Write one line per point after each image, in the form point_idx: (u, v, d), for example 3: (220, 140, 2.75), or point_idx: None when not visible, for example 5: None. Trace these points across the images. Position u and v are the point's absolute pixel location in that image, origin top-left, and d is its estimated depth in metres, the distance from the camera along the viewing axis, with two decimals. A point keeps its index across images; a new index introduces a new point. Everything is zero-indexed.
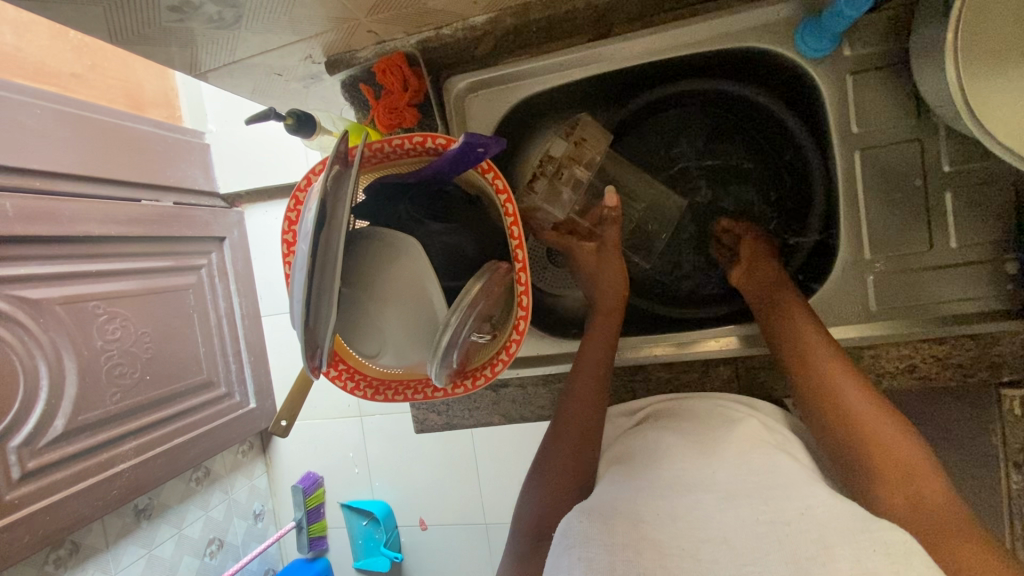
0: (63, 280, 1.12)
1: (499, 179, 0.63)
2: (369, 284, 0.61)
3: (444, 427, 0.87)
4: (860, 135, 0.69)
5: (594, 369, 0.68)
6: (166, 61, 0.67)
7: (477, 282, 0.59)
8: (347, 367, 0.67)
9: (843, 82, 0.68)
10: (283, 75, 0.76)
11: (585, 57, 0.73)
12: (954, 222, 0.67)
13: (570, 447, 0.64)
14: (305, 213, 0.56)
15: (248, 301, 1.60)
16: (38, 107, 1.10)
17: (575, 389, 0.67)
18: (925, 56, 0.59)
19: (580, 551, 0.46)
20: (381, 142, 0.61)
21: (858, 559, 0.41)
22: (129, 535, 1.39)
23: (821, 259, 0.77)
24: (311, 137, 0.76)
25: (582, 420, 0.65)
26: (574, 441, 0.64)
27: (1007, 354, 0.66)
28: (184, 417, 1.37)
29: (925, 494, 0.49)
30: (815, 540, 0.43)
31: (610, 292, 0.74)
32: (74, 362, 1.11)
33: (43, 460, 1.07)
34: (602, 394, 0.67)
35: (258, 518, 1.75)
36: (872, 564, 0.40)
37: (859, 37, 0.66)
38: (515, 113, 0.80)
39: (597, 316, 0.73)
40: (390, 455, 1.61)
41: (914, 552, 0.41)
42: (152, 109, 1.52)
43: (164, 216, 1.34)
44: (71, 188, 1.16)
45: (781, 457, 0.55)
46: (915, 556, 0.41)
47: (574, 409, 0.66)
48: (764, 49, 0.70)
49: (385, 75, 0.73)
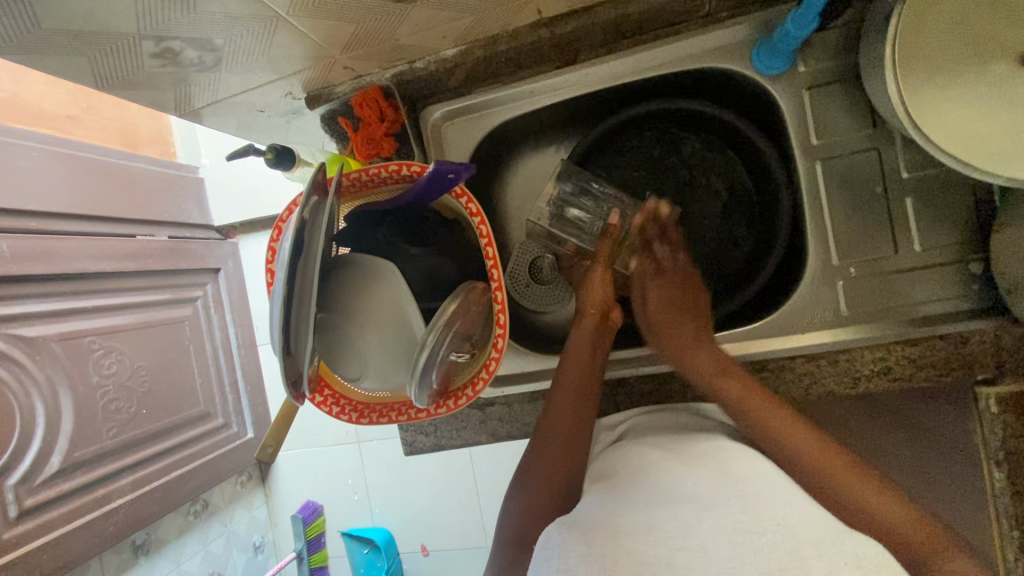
0: (59, 318, 1.14)
1: (471, 202, 0.65)
2: (348, 310, 0.62)
3: (433, 448, 0.88)
4: (820, 146, 0.71)
5: (576, 371, 0.69)
6: (153, 103, 0.70)
7: (453, 302, 0.61)
8: (332, 392, 0.68)
9: (801, 97, 0.71)
10: (266, 111, 0.79)
11: (555, 84, 0.77)
12: (916, 227, 0.69)
13: (552, 448, 0.64)
14: (284, 242, 0.58)
15: (244, 330, 1.61)
16: (34, 149, 1.14)
17: (556, 408, 0.67)
18: (874, 70, 0.62)
19: (559, 562, 0.47)
20: (359, 172, 0.64)
21: (830, 569, 0.41)
22: (126, 572, 1.38)
23: (790, 269, 0.78)
24: (292, 169, 0.78)
25: (568, 421, 0.65)
26: (559, 444, 0.64)
27: (978, 353, 0.68)
28: (181, 450, 1.37)
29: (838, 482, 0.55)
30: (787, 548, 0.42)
31: (591, 297, 0.76)
32: (70, 399, 1.12)
33: (40, 498, 1.07)
34: (588, 389, 0.68)
35: (258, 550, 1.73)
36: (841, 569, 0.41)
37: (812, 55, 0.70)
38: (491, 138, 0.83)
39: (580, 322, 0.74)
40: (388, 480, 1.61)
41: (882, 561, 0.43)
42: (147, 147, 1.56)
43: (159, 250, 1.37)
44: (67, 227, 1.18)
45: (754, 464, 0.55)
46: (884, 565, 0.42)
47: (556, 430, 0.65)
48: (723, 69, 0.73)
49: (362, 107, 0.75)
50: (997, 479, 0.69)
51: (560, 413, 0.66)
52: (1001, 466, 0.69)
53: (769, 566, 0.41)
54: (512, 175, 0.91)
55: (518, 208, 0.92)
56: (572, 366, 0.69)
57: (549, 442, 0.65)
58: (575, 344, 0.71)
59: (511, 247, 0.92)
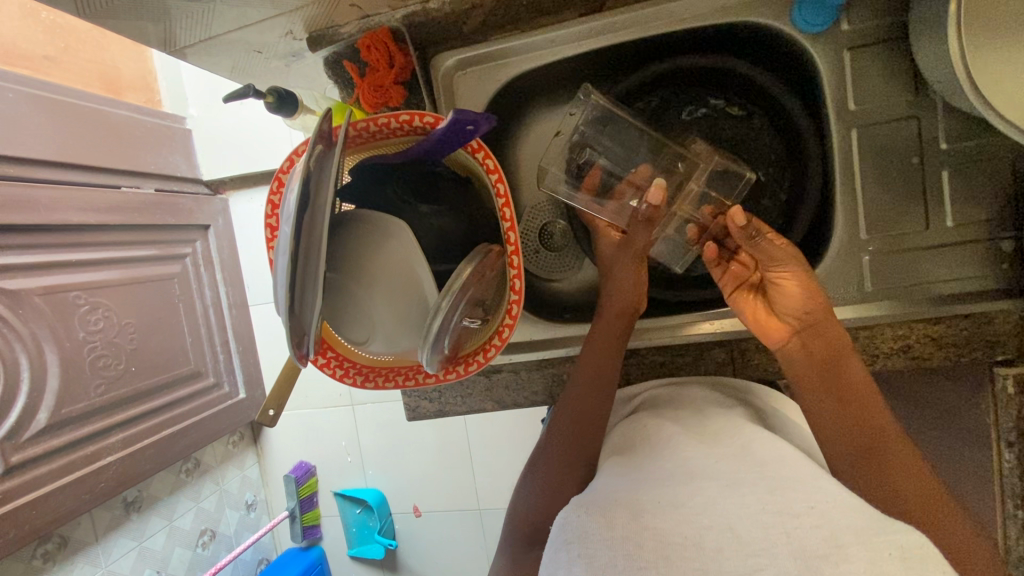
0: (41, 271, 1.08)
1: (489, 158, 0.61)
2: (357, 270, 0.58)
3: (437, 414, 0.86)
4: (857, 112, 0.67)
5: (592, 372, 0.66)
6: (139, 35, 0.64)
7: (469, 265, 0.57)
8: (336, 354, 0.65)
9: (840, 58, 0.67)
10: (263, 53, 0.73)
11: (578, 33, 0.71)
12: (950, 202, 0.66)
13: (564, 442, 0.64)
14: (288, 194, 0.54)
15: (235, 289, 1.57)
16: (8, 90, 1.06)
17: (575, 395, 0.66)
18: (926, 30, 0.58)
19: (580, 547, 0.44)
20: (367, 121, 0.59)
21: (872, 559, 0.39)
22: (118, 528, 1.37)
23: (814, 243, 0.75)
24: (292, 116, 0.74)
25: (581, 424, 0.64)
26: (568, 445, 0.63)
27: (1001, 333, 0.67)
28: (172, 410, 1.34)
29: (870, 457, 0.53)
30: (825, 537, 0.41)
31: (620, 292, 0.68)
32: (55, 354, 1.07)
33: (27, 454, 1.04)
34: (604, 392, 0.65)
35: (250, 508, 1.73)
36: (884, 560, 0.39)
37: (856, 11, 0.65)
38: (505, 91, 0.77)
39: (601, 317, 0.69)
40: (382, 444, 1.60)
41: (932, 557, 0.40)
42: (130, 93, 1.46)
43: (146, 203, 1.30)
44: (47, 174, 1.11)
45: (779, 445, 0.54)
46: (933, 560, 0.39)
47: (574, 417, 0.64)
48: (759, 25, 0.68)
49: (369, 50, 0.70)
50: (1006, 458, 0.68)
51: (575, 401, 0.65)
52: (1012, 447, 0.67)
53: (805, 551, 0.40)
54: (525, 134, 0.86)
55: (529, 168, 0.87)
56: (594, 370, 0.66)
57: (565, 428, 0.64)
58: (594, 334, 0.68)
59: (522, 210, 0.87)
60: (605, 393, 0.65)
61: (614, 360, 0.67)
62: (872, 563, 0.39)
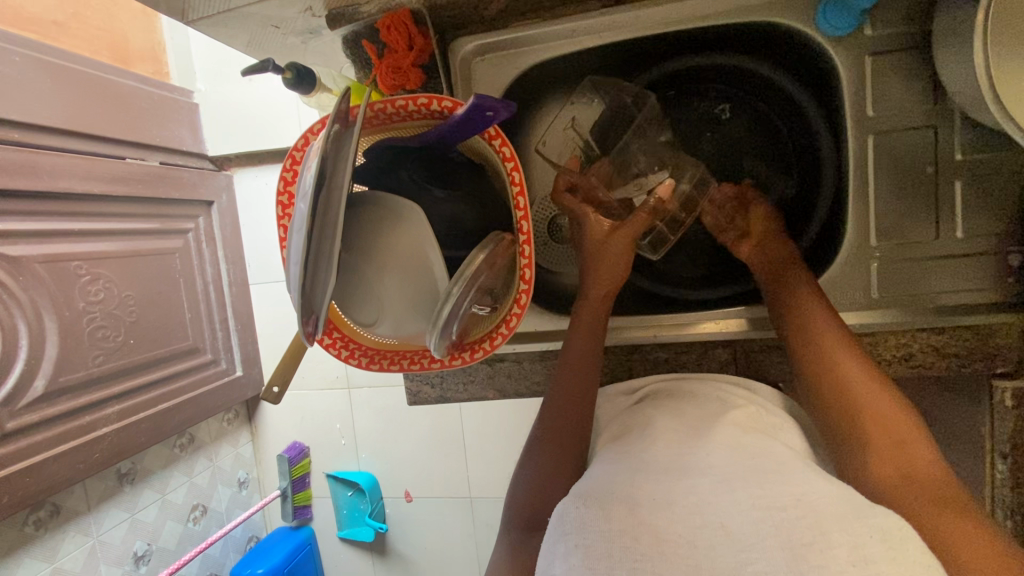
0: (43, 239, 1.07)
1: (506, 146, 0.61)
2: (369, 252, 0.58)
3: (437, 400, 0.87)
4: (875, 119, 0.67)
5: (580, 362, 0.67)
6: (157, 5, 0.63)
7: (481, 252, 0.57)
8: (341, 336, 0.65)
9: (862, 62, 0.66)
10: (280, 28, 0.72)
11: (598, 25, 0.71)
12: (962, 213, 0.66)
13: (560, 433, 0.64)
14: (303, 172, 0.54)
15: (236, 267, 1.56)
16: (16, 55, 1.04)
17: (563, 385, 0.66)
18: (950, 41, 0.58)
19: (578, 538, 0.44)
20: (384, 103, 0.58)
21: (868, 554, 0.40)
22: (111, 499, 1.38)
23: (823, 250, 0.75)
24: (309, 94, 0.73)
25: (573, 418, 0.65)
26: (568, 436, 0.64)
27: (1002, 346, 0.67)
28: (168, 383, 1.34)
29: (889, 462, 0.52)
30: (810, 525, 0.41)
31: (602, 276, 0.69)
32: (54, 322, 1.07)
33: (23, 421, 1.03)
34: (588, 383, 0.66)
35: (242, 485, 1.74)
36: (866, 542, 0.40)
37: (881, 17, 0.65)
38: (522, 80, 0.77)
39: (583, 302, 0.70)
40: (377, 428, 1.61)
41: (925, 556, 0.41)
42: (138, 63, 1.44)
43: (150, 176, 1.29)
44: (51, 141, 1.10)
45: (780, 447, 0.55)
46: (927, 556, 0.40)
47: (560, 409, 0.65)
48: (783, 26, 0.68)
49: (389, 31, 0.69)
50: (1000, 470, 0.70)
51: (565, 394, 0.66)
52: (1005, 458, 0.69)
53: (789, 542, 0.41)
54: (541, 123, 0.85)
55: (542, 160, 0.87)
56: (580, 362, 0.67)
57: (557, 419, 0.65)
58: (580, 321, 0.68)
59: (533, 200, 0.87)
60: (590, 382, 0.66)
61: (596, 355, 0.68)
62: (855, 549, 0.39)
